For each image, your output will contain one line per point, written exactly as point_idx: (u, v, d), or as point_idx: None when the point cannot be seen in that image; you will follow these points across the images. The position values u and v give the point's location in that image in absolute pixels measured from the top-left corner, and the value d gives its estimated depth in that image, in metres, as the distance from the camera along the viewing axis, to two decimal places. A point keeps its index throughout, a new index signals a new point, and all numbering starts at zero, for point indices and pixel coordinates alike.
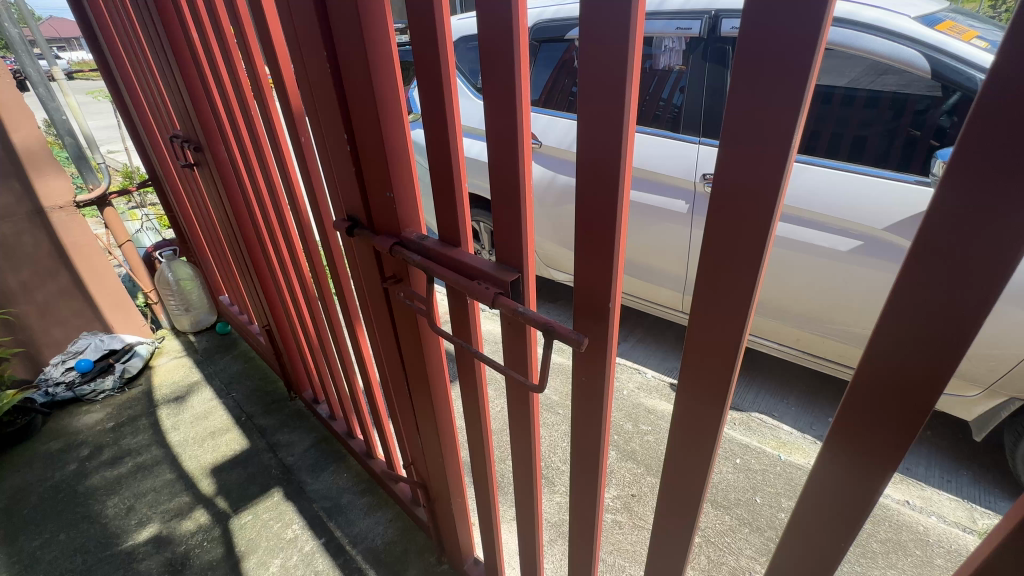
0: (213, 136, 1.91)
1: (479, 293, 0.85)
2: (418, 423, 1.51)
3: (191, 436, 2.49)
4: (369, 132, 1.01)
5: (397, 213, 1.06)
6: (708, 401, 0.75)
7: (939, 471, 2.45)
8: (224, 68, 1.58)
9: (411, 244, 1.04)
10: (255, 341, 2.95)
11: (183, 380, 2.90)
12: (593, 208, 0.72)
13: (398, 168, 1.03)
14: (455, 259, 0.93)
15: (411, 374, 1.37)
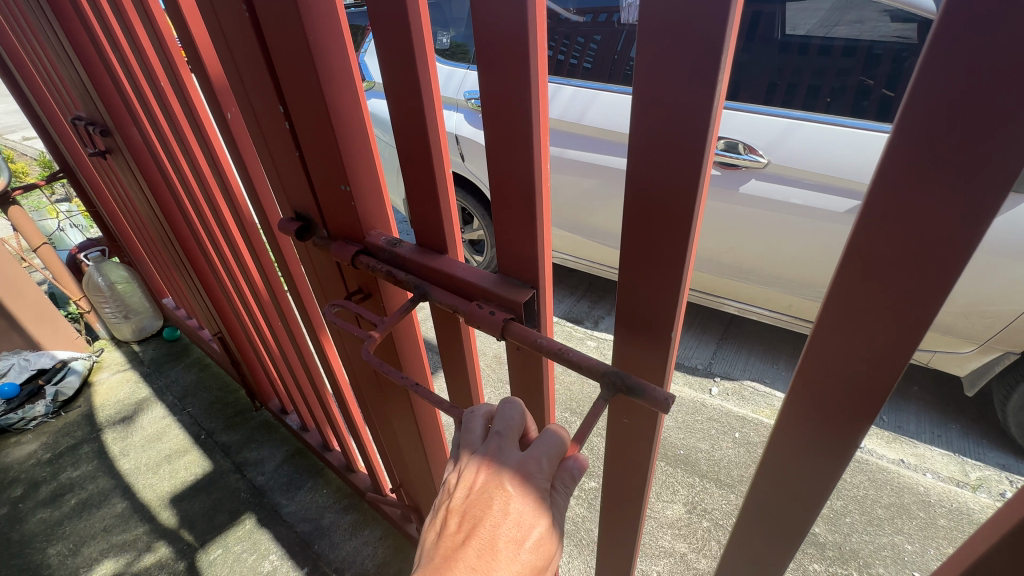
0: (121, 115, 1.57)
1: (481, 320, 0.66)
2: (404, 443, 1.31)
3: (144, 461, 2.21)
4: (312, 108, 0.76)
5: (360, 213, 0.83)
6: (808, 437, 0.61)
7: (929, 427, 2.45)
8: (117, 27, 1.24)
9: (379, 251, 0.82)
10: (209, 347, 2.64)
11: (130, 398, 2.57)
12: (650, 207, 0.53)
13: (358, 157, 0.80)
14: (443, 273, 0.73)
15: (390, 392, 1.18)
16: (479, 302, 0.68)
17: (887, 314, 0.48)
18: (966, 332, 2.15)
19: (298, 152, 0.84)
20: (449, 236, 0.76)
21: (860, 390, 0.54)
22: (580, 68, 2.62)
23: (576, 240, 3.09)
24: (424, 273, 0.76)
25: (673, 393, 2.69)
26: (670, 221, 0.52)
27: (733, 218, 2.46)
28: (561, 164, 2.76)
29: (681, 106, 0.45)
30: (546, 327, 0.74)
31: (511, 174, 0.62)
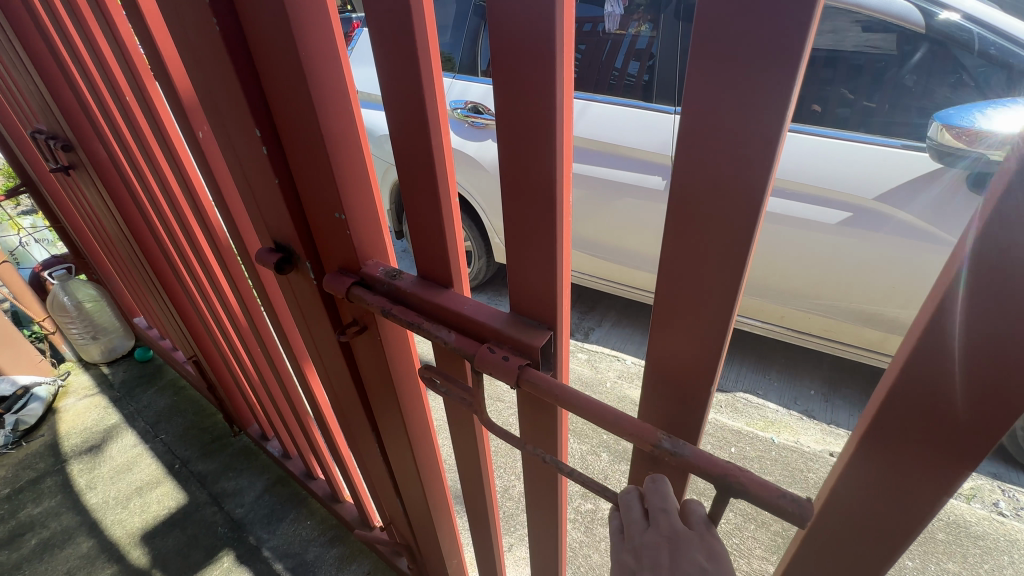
0: (84, 129, 1.46)
1: (494, 366, 0.64)
2: (397, 475, 1.24)
3: (112, 495, 2.07)
4: (302, 131, 0.70)
5: (355, 246, 0.77)
6: (862, 507, 0.55)
7: None
8: (77, 37, 1.15)
9: (377, 284, 0.78)
10: (184, 369, 2.51)
11: (98, 425, 2.42)
12: (694, 230, 0.51)
13: (355, 188, 0.74)
14: (451, 310, 0.70)
15: (382, 424, 1.11)
16: (490, 345, 0.66)
17: (976, 377, 0.42)
18: None
19: (279, 179, 0.77)
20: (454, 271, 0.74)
21: (928, 459, 0.48)
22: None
23: None
24: (429, 309, 0.73)
25: None
26: (713, 242, 0.51)
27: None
28: None
29: (731, 165, 0.46)
30: (562, 372, 0.73)
31: (531, 195, 0.60)
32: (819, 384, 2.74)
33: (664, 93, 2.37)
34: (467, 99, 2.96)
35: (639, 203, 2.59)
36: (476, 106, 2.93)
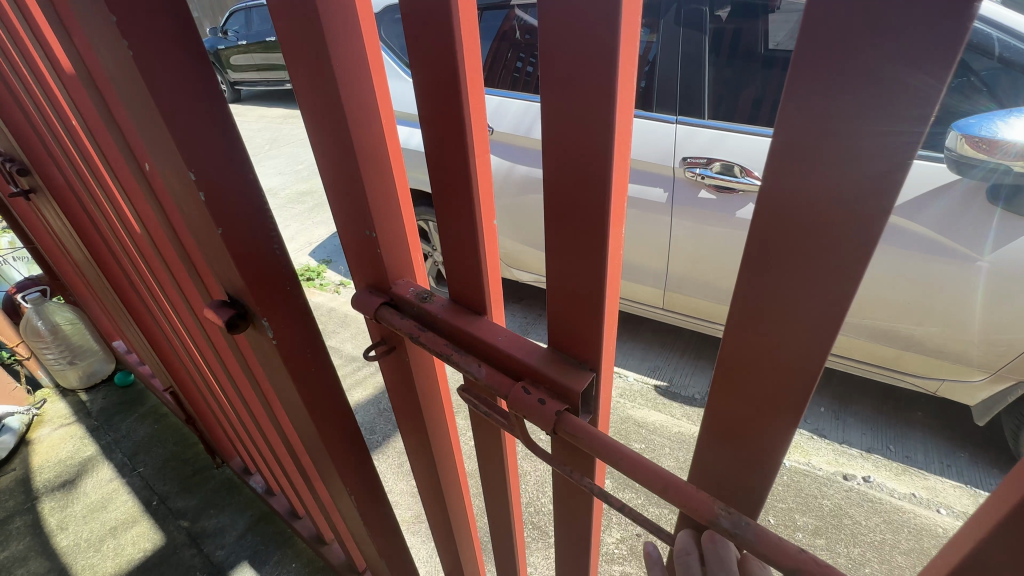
0: (38, 154, 1.35)
1: (529, 409, 0.68)
2: (425, 475, 1.28)
3: (85, 536, 1.94)
4: (336, 156, 0.78)
5: (381, 257, 0.86)
6: None
7: (937, 456, 2.36)
8: (20, 59, 1.05)
9: (405, 305, 0.86)
10: (164, 398, 2.37)
11: (73, 457, 2.29)
12: (766, 296, 0.50)
13: (385, 205, 0.83)
14: (483, 342, 0.75)
15: (405, 421, 1.19)
16: (526, 386, 0.69)
17: None
18: (977, 360, 2.06)
19: (221, 231, 0.76)
20: (486, 299, 0.79)
21: None
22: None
23: None
24: (459, 337, 0.79)
25: (672, 428, 2.59)
26: (793, 303, 0.49)
27: (728, 244, 2.33)
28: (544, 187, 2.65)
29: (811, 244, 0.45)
30: (600, 410, 0.76)
31: (582, 238, 0.60)
32: (829, 401, 2.65)
33: (664, 102, 2.32)
34: None
35: (639, 216, 2.51)
36: None
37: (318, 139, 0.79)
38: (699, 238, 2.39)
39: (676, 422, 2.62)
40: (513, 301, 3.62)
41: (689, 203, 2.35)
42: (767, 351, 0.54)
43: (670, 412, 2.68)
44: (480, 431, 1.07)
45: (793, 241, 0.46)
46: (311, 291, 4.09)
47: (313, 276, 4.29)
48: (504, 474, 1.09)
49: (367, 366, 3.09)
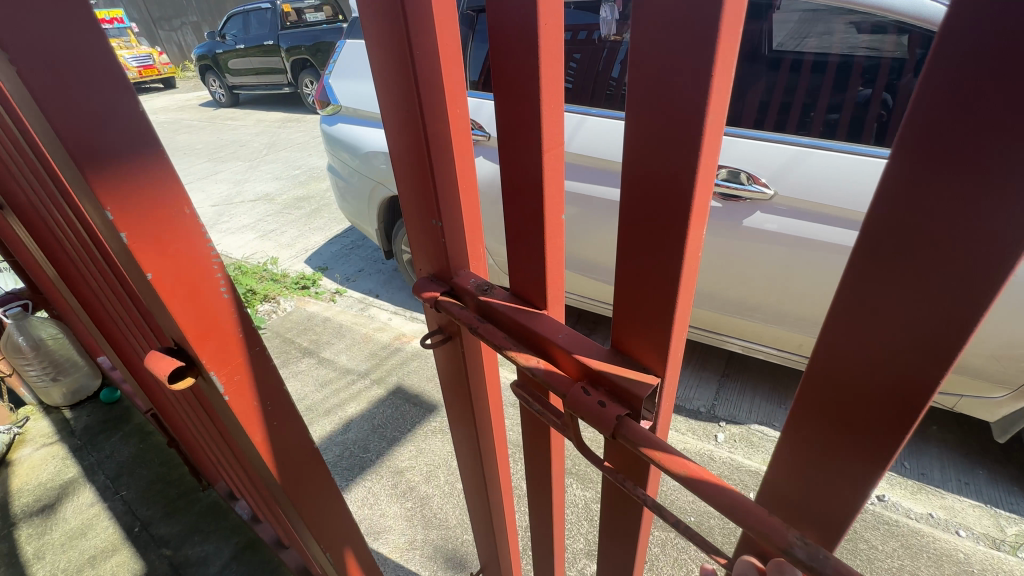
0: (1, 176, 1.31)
1: (589, 411, 0.71)
2: (472, 456, 1.36)
3: (63, 565, 1.85)
4: (415, 154, 0.85)
5: (446, 245, 0.93)
6: None
7: (955, 473, 2.26)
8: None
9: (466, 294, 0.95)
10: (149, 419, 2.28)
11: (54, 479, 2.20)
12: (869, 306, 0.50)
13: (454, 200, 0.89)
14: (544, 338, 0.82)
15: (457, 403, 1.27)
16: (586, 388, 0.74)
17: None
18: (998, 376, 1.96)
19: (151, 274, 0.86)
20: (548, 294, 0.86)
21: None
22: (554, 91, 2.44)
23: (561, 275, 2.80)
24: (519, 332, 0.85)
25: (678, 444, 2.51)
26: (896, 318, 0.49)
27: (735, 254, 2.24)
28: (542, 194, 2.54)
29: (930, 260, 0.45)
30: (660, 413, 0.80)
31: (658, 234, 0.64)
32: None
33: None
34: None
35: None
36: None
37: (401, 138, 0.86)
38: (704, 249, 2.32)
39: (682, 437, 2.55)
40: None
41: None
42: (869, 363, 0.53)
43: (675, 427, 2.61)
44: (531, 426, 1.12)
45: (901, 242, 0.46)
46: (306, 300, 4.00)
47: (308, 283, 4.17)
48: (550, 468, 1.14)
49: (362, 379, 3.01)
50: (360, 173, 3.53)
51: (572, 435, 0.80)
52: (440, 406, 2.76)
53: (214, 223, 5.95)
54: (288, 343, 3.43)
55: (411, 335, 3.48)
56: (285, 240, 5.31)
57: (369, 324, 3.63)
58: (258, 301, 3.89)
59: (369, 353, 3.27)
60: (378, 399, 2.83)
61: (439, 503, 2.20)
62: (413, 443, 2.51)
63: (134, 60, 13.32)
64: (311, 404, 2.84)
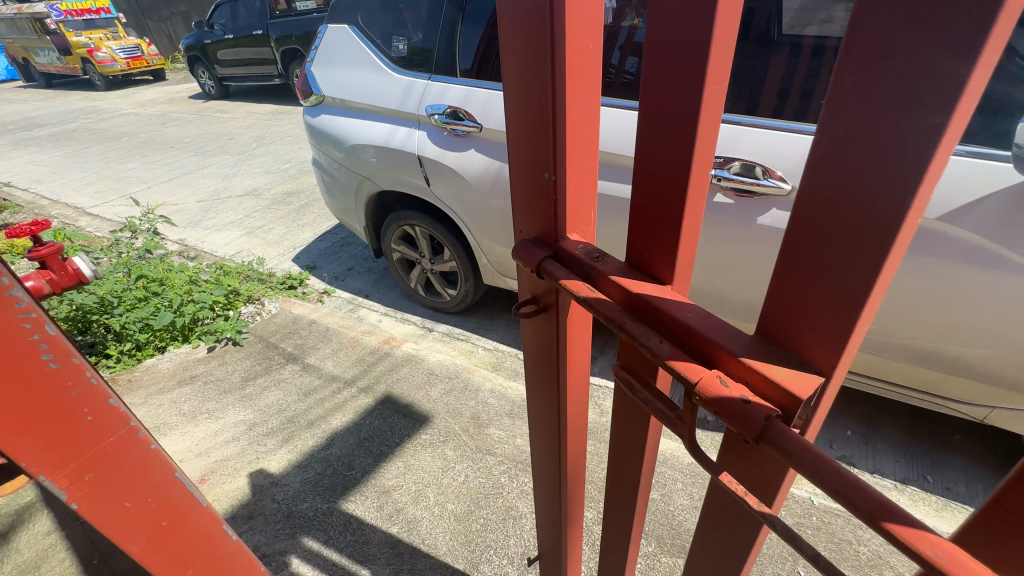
0: None
1: (730, 404, 0.62)
2: (546, 444, 1.25)
3: None
4: (539, 97, 0.78)
5: (555, 202, 0.85)
6: None
7: (983, 488, 2.12)
8: None
9: (573, 261, 0.86)
10: None
11: (9, 504, 2.02)
12: None
13: (574, 153, 0.81)
14: (669, 315, 0.72)
15: (538, 384, 1.17)
16: (723, 377, 0.64)
17: None
18: None
19: None
20: (674, 267, 0.76)
21: None
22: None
23: None
24: (637, 307, 0.76)
25: (686, 457, 2.35)
26: None
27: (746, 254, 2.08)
28: None
29: None
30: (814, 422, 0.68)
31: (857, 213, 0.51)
32: (857, 423, 2.43)
33: None
34: (446, 103, 2.77)
35: None
36: (455, 111, 2.73)
37: (530, 81, 0.79)
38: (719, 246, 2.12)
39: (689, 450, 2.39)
40: (510, 314, 3.44)
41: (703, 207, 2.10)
42: None
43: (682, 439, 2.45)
44: (621, 418, 1.02)
45: None
46: (291, 301, 3.79)
47: (296, 283, 3.97)
48: (638, 468, 1.04)
49: (349, 387, 2.83)
50: (346, 167, 3.32)
51: (688, 431, 0.70)
52: (430, 417, 2.60)
53: (199, 219, 5.74)
54: (271, 347, 3.21)
55: (401, 338, 3.31)
56: (273, 237, 5.10)
57: (357, 326, 3.45)
58: (241, 302, 3.66)
59: (357, 358, 3.09)
60: (364, 410, 2.65)
61: (427, 528, 2.05)
62: (402, 458, 2.35)
63: (121, 52, 12.98)
64: (293, 415, 2.60)
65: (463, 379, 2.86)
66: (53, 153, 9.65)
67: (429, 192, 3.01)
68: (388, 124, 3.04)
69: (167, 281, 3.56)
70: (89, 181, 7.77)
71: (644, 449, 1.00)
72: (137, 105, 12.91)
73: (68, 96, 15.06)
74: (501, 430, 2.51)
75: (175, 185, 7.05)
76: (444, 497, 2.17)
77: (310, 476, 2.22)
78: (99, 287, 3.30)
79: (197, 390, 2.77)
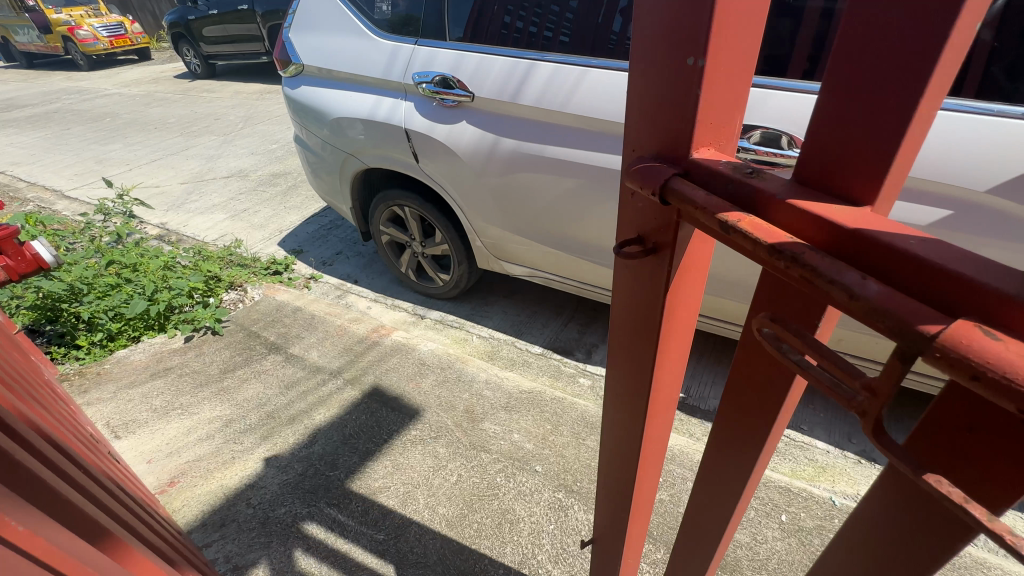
0: None
1: (996, 365, 0.39)
2: (620, 421, 1.07)
3: None
4: None
5: (692, 97, 0.64)
6: None
7: None
8: None
9: (712, 177, 0.65)
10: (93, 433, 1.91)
11: None
12: None
13: (730, 30, 0.60)
14: (874, 241, 0.50)
15: (618, 348, 0.97)
16: (983, 327, 0.41)
17: None
18: None
19: None
20: (878, 184, 0.54)
21: None
22: (545, 47, 2.26)
23: (563, 259, 2.62)
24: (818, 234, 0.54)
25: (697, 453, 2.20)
26: None
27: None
28: (541, 164, 2.36)
29: None
30: None
31: None
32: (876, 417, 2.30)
33: None
34: (434, 71, 2.53)
35: None
36: (444, 79, 2.50)
37: None
38: None
39: (699, 446, 2.24)
40: (507, 300, 3.25)
41: None
42: None
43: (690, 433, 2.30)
44: (740, 390, 0.81)
45: None
46: (275, 287, 3.59)
47: (280, 268, 3.75)
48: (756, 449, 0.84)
49: (334, 378, 2.65)
50: (330, 143, 3.08)
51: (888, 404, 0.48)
52: (421, 411, 2.42)
53: (180, 202, 5.48)
54: (252, 336, 3.02)
55: (391, 326, 3.11)
56: (258, 220, 4.86)
57: (344, 314, 3.25)
58: (222, 289, 3.45)
59: (343, 348, 2.90)
60: (350, 404, 2.46)
61: (416, 534, 1.89)
62: (391, 457, 2.18)
63: (104, 30, 12.49)
64: (273, 410, 2.42)
65: (456, 370, 2.69)
66: (31, 134, 9.28)
67: (418, 168, 2.78)
68: (373, 95, 2.79)
69: (141, 267, 3.34)
70: (69, 163, 7.46)
71: (766, 426, 0.80)
72: (119, 84, 12.43)
73: (50, 77, 14.56)
74: (496, 424, 2.34)
75: (157, 167, 6.76)
76: (435, 499, 2.01)
77: (289, 478, 2.05)
78: (67, 274, 3.08)
79: (171, 382, 2.58)
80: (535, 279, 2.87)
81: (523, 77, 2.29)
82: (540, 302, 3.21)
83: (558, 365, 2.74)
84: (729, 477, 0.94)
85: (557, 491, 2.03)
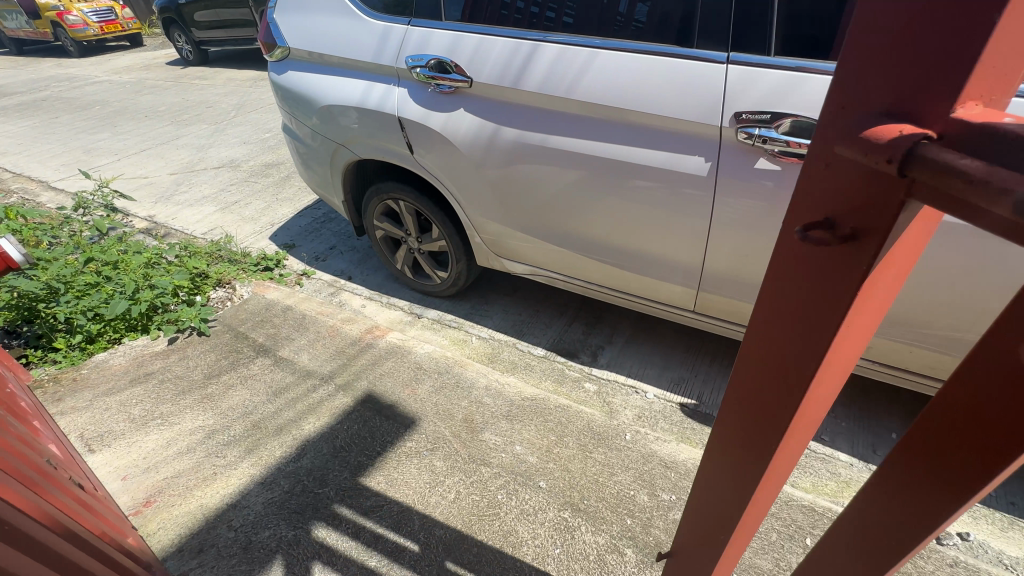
0: None
1: None
2: (740, 433, 0.91)
3: None
4: None
5: (982, 29, 0.47)
6: None
7: None
8: None
9: (990, 143, 0.48)
10: (62, 450, 1.78)
11: None
12: None
13: None
14: None
15: (755, 353, 0.82)
16: None
17: None
18: None
19: None
20: None
21: None
22: (549, 26, 2.07)
23: (569, 258, 2.44)
24: None
25: None
26: None
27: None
28: (545, 156, 2.18)
29: None
30: None
31: None
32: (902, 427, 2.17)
33: (710, 37, 1.77)
34: (428, 54, 2.34)
35: (670, 195, 1.96)
36: (440, 64, 2.31)
37: None
38: (761, 222, 1.82)
39: None
40: (509, 298, 3.10)
41: (739, 176, 1.78)
42: None
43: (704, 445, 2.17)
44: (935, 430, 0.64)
45: None
46: (266, 284, 3.42)
47: (271, 264, 3.58)
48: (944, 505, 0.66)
49: (325, 384, 2.50)
50: (319, 133, 2.89)
51: None
52: (418, 420, 2.27)
53: (170, 193, 5.28)
54: (240, 338, 2.86)
55: (386, 326, 2.95)
56: (249, 213, 4.68)
57: (337, 313, 3.09)
58: (209, 286, 3.29)
59: (335, 351, 2.74)
60: (341, 412, 2.31)
61: (412, 558, 1.76)
62: (385, 472, 2.04)
63: (94, 15, 12.17)
64: (259, 419, 2.27)
65: (454, 375, 2.53)
66: (18, 123, 9.03)
67: (413, 160, 2.60)
68: (365, 80, 2.60)
69: (122, 264, 3.17)
70: (56, 152, 7.24)
71: (972, 482, 0.62)
72: (110, 71, 12.12)
73: (40, 64, 14.22)
74: (498, 435, 2.20)
75: (147, 156, 6.55)
76: (431, 520, 1.87)
77: (275, 496, 1.92)
78: (42, 272, 2.91)
79: (151, 389, 2.43)
80: (537, 278, 2.69)
81: (525, 61, 2.11)
82: (544, 301, 3.06)
83: (563, 368, 2.59)
84: (883, 524, 0.77)
85: (563, 510, 1.89)
